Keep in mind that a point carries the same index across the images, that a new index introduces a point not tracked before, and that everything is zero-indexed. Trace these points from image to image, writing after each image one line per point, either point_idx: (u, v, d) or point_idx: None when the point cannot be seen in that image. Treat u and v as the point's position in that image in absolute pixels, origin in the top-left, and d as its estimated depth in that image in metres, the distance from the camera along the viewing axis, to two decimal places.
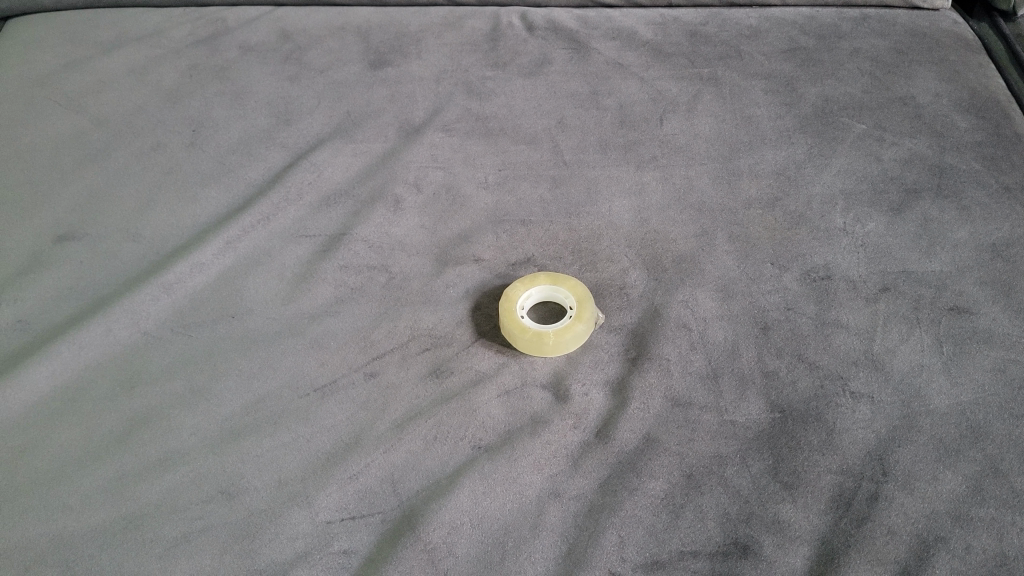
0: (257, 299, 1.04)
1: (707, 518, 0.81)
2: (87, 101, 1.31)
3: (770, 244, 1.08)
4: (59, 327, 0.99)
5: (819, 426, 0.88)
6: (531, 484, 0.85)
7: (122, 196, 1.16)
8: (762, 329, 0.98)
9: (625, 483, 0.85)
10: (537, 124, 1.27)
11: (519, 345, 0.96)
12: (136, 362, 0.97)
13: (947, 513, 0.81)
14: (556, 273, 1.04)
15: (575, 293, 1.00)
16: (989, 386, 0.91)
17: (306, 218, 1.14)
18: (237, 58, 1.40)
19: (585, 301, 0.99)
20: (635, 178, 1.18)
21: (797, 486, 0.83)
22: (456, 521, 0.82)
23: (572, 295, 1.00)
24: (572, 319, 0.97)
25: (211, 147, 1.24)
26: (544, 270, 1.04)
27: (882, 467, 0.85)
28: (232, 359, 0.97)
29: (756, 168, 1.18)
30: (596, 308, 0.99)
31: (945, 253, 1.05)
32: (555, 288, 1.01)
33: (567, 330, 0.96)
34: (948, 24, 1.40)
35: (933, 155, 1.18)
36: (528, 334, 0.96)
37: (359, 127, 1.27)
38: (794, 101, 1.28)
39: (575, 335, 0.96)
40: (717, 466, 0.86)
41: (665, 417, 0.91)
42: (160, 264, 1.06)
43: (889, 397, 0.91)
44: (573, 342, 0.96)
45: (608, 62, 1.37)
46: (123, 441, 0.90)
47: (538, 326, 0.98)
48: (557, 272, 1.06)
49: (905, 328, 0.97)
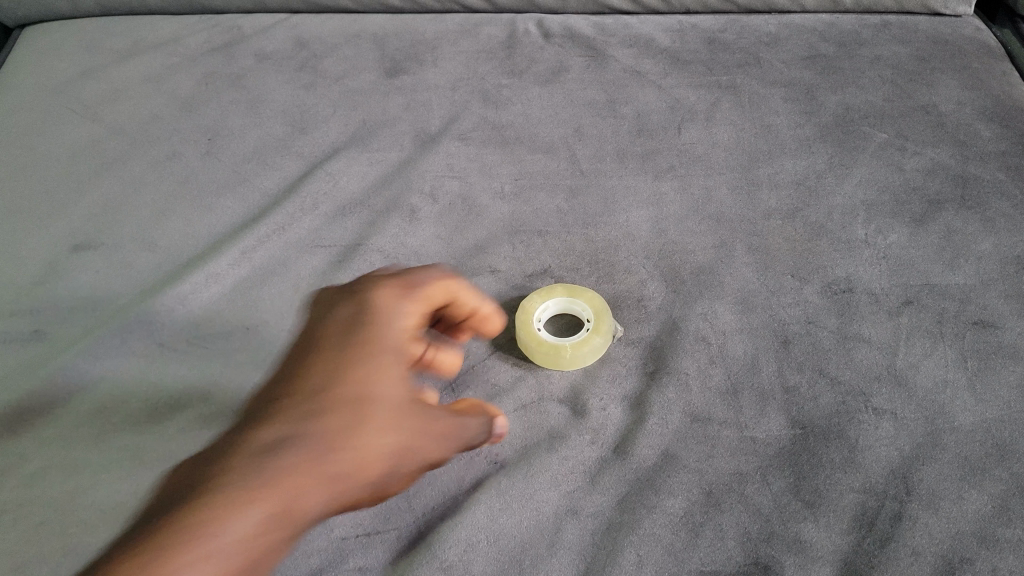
0: (272, 311, 1.04)
1: (727, 537, 0.81)
2: (103, 109, 1.31)
3: (791, 256, 1.06)
4: (76, 337, 1.00)
5: (841, 444, 0.87)
6: (549, 501, 0.85)
7: (137, 206, 1.16)
8: (782, 342, 0.97)
9: (644, 500, 0.84)
10: (554, 132, 1.24)
11: (535, 357, 0.96)
12: (152, 375, 0.98)
13: (973, 534, 0.80)
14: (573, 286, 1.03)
15: (593, 305, 0.99)
16: (1014, 403, 0.90)
17: (322, 228, 1.13)
18: (252, 65, 1.38)
19: (602, 314, 0.98)
20: (653, 188, 1.16)
21: (819, 505, 0.83)
22: (473, 538, 0.82)
23: (590, 307, 0.99)
24: (589, 331, 0.96)
25: (227, 155, 1.23)
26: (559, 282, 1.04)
27: (906, 485, 0.84)
28: (247, 373, 0.97)
29: (776, 178, 1.16)
30: (614, 320, 0.99)
31: (969, 266, 1.03)
32: (572, 301, 1.01)
33: (584, 343, 0.95)
34: (971, 30, 1.38)
35: (956, 165, 1.16)
36: (545, 346, 0.95)
37: (375, 136, 1.25)
38: (814, 110, 1.25)
39: (592, 348, 0.95)
40: (737, 483, 0.85)
41: (685, 432, 0.90)
42: (176, 275, 1.07)
43: (912, 414, 0.89)
44: (591, 355, 0.96)
45: (625, 70, 1.34)
46: (139, 455, 0.90)
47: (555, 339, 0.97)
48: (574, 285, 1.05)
49: (928, 342, 0.96)
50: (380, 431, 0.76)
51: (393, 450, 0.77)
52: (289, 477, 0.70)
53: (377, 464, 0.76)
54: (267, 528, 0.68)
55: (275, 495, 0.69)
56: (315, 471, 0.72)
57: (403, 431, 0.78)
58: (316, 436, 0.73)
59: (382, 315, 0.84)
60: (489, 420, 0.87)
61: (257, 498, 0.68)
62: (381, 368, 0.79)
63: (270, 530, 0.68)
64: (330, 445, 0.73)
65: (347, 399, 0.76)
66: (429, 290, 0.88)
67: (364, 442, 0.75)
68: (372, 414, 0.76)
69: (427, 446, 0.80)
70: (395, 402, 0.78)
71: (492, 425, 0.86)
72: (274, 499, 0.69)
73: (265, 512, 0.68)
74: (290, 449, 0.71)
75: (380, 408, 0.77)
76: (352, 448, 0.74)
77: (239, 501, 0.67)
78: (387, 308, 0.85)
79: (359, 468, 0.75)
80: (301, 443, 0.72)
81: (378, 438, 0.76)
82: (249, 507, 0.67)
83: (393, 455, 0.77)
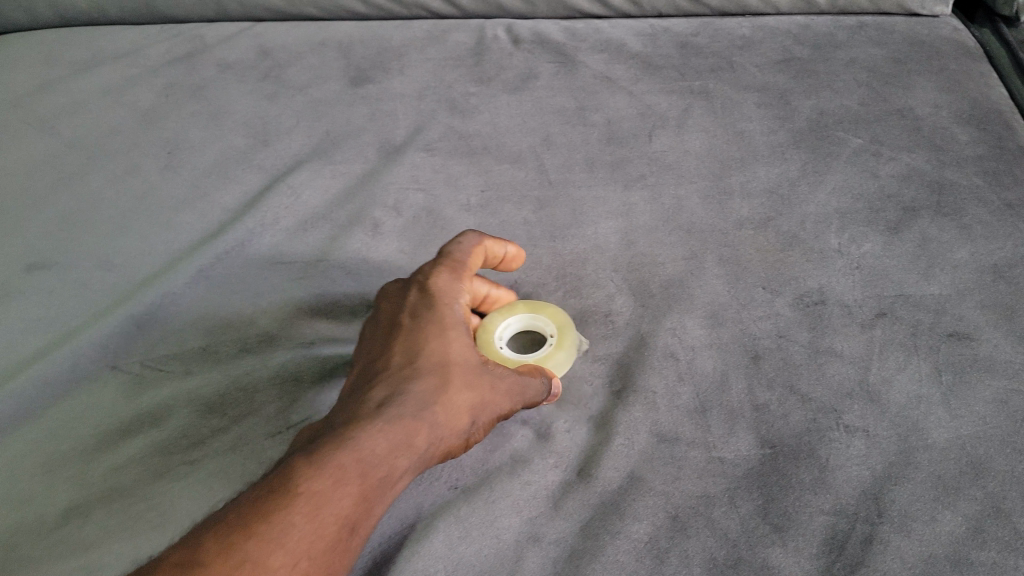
0: (229, 330, 1.01)
1: (693, 563, 0.78)
2: (61, 123, 1.27)
3: (762, 267, 1.03)
4: (27, 360, 0.98)
5: (811, 464, 0.85)
6: (509, 528, 0.82)
7: (93, 222, 1.14)
8: (752, 358, 0.94)
9: (608, 525, 0.82)
10: (522, 141, 1.22)
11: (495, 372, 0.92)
12: (104, 399, 0.95)
13: (947, 557, 0.77)
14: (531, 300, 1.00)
15: (555, 320, 0.97)
16: (990, 418, 0.87)
17: (283, 244, 1.10)
18: (214, 75, 1.34)
19: (565, 329, 0.96)
20: (622, 198, 1.13)
21: (788, 528, 0.80)
22: (430, 567, 0.79)
23: (552, 322, 0.96)
24: (552, 345, 0.94)
25: (187, 169, 1.20)
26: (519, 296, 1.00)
27: (877, 506, 0.81)
28: (202, 395, 0.94)
29: (748, 186, 1.13)
30: (576, 335, 0.96)
31: (944, 275, 1.01)
32: (533, 316, 0.97)
33: (547, 357, 0.93)
34: (948, 31, 1.35)
35: (932, 170, 1.13)
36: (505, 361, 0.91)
37: (339, 148, 1.22)
38: (788, 115, 1.22)
39: (555, 362, 0.93)
40: (703, 507, 0.82)
41: (651, 453, 0.87)
42: (131, 294, 1.04)
43: (885, 431, 0.87)
44: (554, 369, 0.93)
45: (596, 76, 1.31)
46: (84, 482, 0.87)
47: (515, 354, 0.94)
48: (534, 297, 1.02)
49: (902, 356, 0.93)
50: (462, 389, 0.77)
51: (477, 413, 0.78)
52: (395, 439, 0.70)
53: (461, 424, 0.76)
54: (382, 487, 0.68)
55: (377, 452, 0.69)
56: (411, 431, 0.72)
57: (487, 391, 0.79)
58: (403, 402, 0.74)
59: (439, 292, 0.85)
60: (549, 381, 0.87)
61: (369, 455, 0.68)
62: (445, 335, 0.80)
63: (378, 492, 0.68)
64: (418, 409, 0.73)
65: (427, 371, 0.77)
66: (463, 270, 0.90)
67: (447, 403, 0.75)
68: (452, 377, 0.77)
69: (506, 404, 0.81)
70: (470, 367, 0.79)
71: (549, 385, 0.86)
72: (384, 454, 0.69)
73: (374, 471, 0.68)
74: (383, 419, 0.72)
75: (457, 373, 0.78)
76: (436, 409, 0.74)
77: (356, 465, 0.67)
78: (443, 288, 0.86)
79: (450, 427, 0.75)
80: (393, 410, 0.73)
81: (463, 400, 0.76)
82: (368, 468, 0.68)
83: (478, 417, 0.78)
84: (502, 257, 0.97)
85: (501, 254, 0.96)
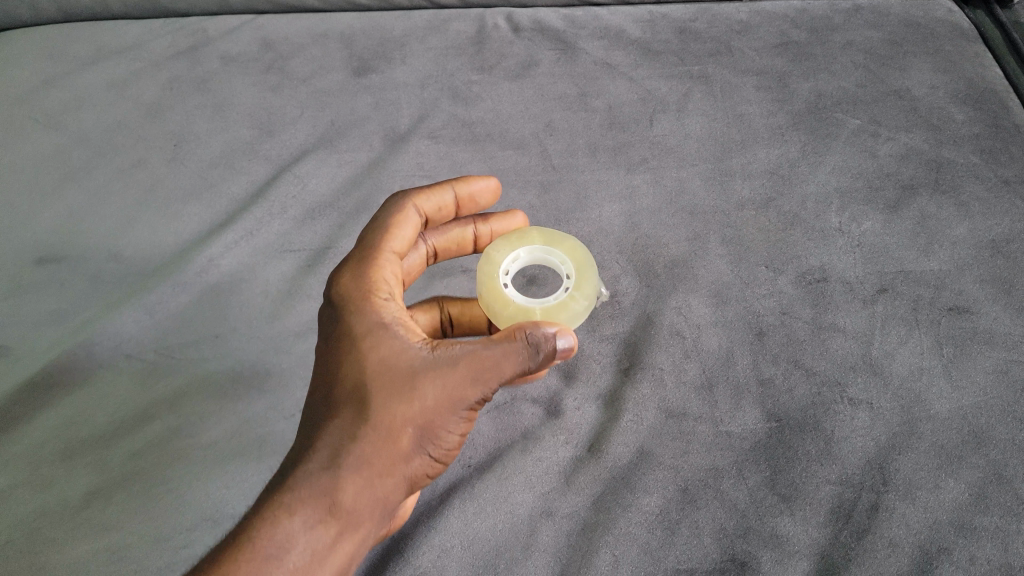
0: (242, 319, 1.04)
1: (704, 534, 0.81)
2: (67, 117, 1.28)
3: (765, 247, 1.05)
4: (42, 351, 0.99)
5: (816, 436, 0.87)
6: (522, 503, 0.85)
7: (101, 215, 1.15)
8: (757, 334, 0.96)
9: (619, 499, 0.84)
10: (525, 127, 1.22)
11: (499, 322, 0.86)
12: (120, 387, 0.98)
13: (951, 523, 0.80)
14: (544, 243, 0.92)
15: (575, 258, 0.90)
16: (990, 388, 0.89)
17: (291, 232, 1.12)
18: (217, 69, 1.33)
19: (584, 270, 0.89)
20: (625, 182, 1.14)
21: (796, 499, 0.82)
22: (447, 543, 0.82)
23: (572, 260, 0.90)
24: (570, 292, 0.86)
25: (193, 162, 1.21)
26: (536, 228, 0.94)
27: (882, 475, 0.83)
28: (218, 383, 0.98)
29: (748, 167, 1.14)
30: (598, 278, 0.89)
31: (944, 251, 1.02)
32: (550, 251, 0.91)
33: (563, 306, 0.85)
34: (943, 13, 1.34)
35: (930, 149, 1.14)
36: (512, 307, 0.86)
37: (344, 136, 1.23)
38: (786, 97, 1.23)
39: (572, 313, 0.85)
40: (713, 479, 0.84)
41: (659, 429, 0.89)
42: (144, 285, 1.06)
43: (888, 403, 0.89)
44: (572, 321, 0.85)
45: (596, 62, 1.30)
46: (107, 469, 0.91)
47: (527, 301, 0.87)
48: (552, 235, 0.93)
49: (904, 330, 0.95)
50: (389, 401, 0.70)
51: (417, 418, 0.71)
52: (315, 494, 0.68)
53: (401, 441, 0.70)
54: (316, 549, 0.66)
55: (299, 517, 0.67)
56: (333, 479, 0.68)
57: (423, 392, 0.71)
58: (324, 446, 0.70)
59: (358, 293, 0.78)
60: (521, 338, 0.72)
61: (289, 522, 0.66)
62: (361, 350, 0.73)
63: (316, 554, 0.66)
64: (340, 450, 0.69)
65: (345, 400, 0.72)
66: (383, 255, 0.84)
67: (372, 428, 0.70)
68: (374, 395, 0.71)
69: (462, 391, 0.71)
70: (398, 373, 0.71)
71: (516, 345, 0.72)
72: (307, 514, 0.67)
73: (300, 534, 0.66)
74: (304, 472, 0.69)
75: (378, 393, 0.71)
76: (360, 441, 0.70)
77: (274, 540, 0.65)
78: (356, 285, 0.79)
79: (384, 451, 0.70)
80: (311, 463, 0.69)
81: (392, 417, 0.70)
82: (291, 537, 0.66)
83: (422, 423, 0.71)
84: (456, 202, 0.93)
85: (450, 202, 0.93)
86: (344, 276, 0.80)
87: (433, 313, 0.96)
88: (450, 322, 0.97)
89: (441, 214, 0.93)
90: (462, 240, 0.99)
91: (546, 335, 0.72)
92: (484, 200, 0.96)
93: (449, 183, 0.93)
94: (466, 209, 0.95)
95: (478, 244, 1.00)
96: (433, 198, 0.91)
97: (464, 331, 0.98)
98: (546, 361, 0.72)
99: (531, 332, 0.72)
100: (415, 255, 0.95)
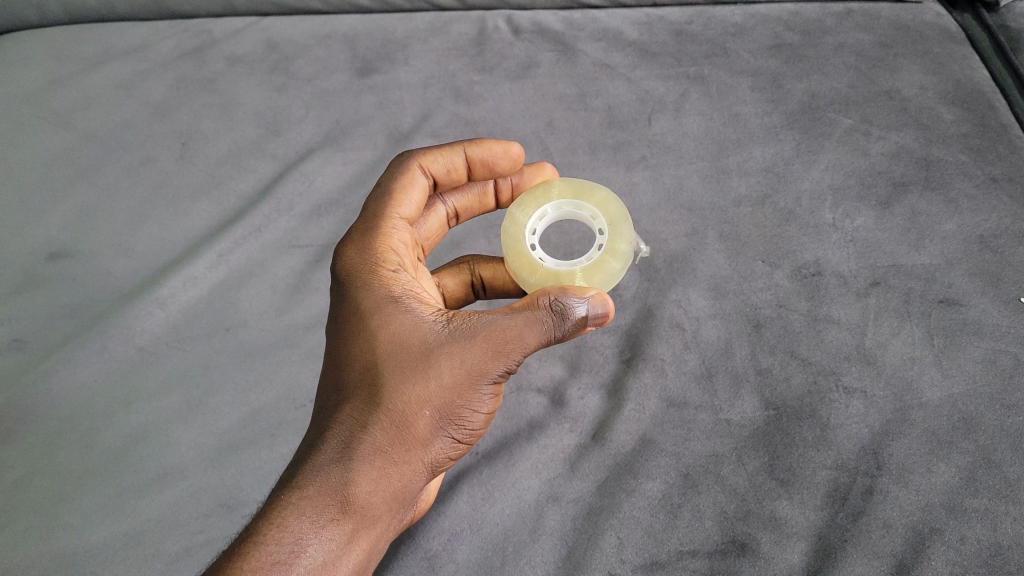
0: (253, 312, 1.06)
1: (704, 517, 0.85)
2: (75, 116, 1.30)
3: (761, 242, 1.08)
4: (56, 345, 1.02)
5: (813, 423, 0.90)
6: (529, 488, 0.89)
7: (111, 213, 1.17)
8: (754, 326, 0.99)
9: (623, 485, 0.88)
10: (526, 126, 1.25)
11: (528, 287, 0.85)
12: (134, 379, 1.01)
13: (942, 505, 0.83)
14: (576, 192, 0.89)
15: (609, 213, 0.87)
16: (979, 377, 0.92)
17: (298, 228, 1.14)
18: (223, 69, 1.35)
19: (619, 226, 0.86)
20: (624, 179, 1.17)
21: (793, 483, 0.86)
22: (456, 526, 0.87)
23: (603, 215, 0.87)
24: (604, 252, 0.84)
25: (202, 159, 1.24)
26: (565, 179, 0.91)
27: (877, 460, 0.87)
28: (229, 373, 1.01)
29: (744, 165, 1.17)
30: (633, 232, 0.86)
31: (933, 246, 1.05)
32: (579, 205, 0.88)
33: (596, 267, 0.83)
34: (932, 16, 1.30)
35: (920, 148, 1.16)
36: (540, 273, 0.84)
37: (348, 136, 1.25)
38: (780, 98, 1.24)
39: (607, 274, 0.83)
40: (713, 465, 0.88)
41: (660, 418, 0.92)
42: (155, 280, 1.08)
43: (882, 391, 0.92)
44: (606, 282, 0.83)
45: (595, 63, 1.31)
46: (123, 457, 0.94)
47: (557, 264, 0.85)
48: (585, 182, 0.90)
49: (895, 322, 0.98)
50: (404, 384, 0.72)
51: (434, 399, 0.72)
52: (328, 490, 0.68)
53: (417, 425, 0.72)
54: (330, 548, 0.67)
55: (309, 517, 0.67)
56: (346, 472, 0.69)
57: (438, 371, 0.72)
58: (336, 437, 0.71)
59: (365, 268, 0.79)
60: (544, 306, 0.73)
61: (297, 524, 0.67)
62: (371, 328, 0.75)
63: (335, 549, 0.67)
64: (353, 439, 0.71)
65: (357, 386, 0.73)
66: (389, 222, 0.85)
67: (387, 413, 0.71)
68: (389, 379, 0.72)
69: (482, 366, 0.72)
70: (411, 353, 0.73)
71: (539, 312, 0.73)
72: (318, 512, 0.67)
73: (311, 536, 0.66)
74: (315, 468, 0.70)
75: (392, 375, 0.72)
76: (374, 429, 0.71)
77: (285, 545, 0.66)
78: (364, 263, 0.80)
79: (400, 437, 0.71)
80: (322, 456, 0.71)
81: (407, 401, 0.71)
82: (301, 540, 0.66)
83: (438, 404, 0.72)
84: (468, 163, 0.94)
85: (461, 163, 0.93)
86: (349, 253, 0.82)
87: (462, 275, 0.97)
88: (481, 283, 0.98)
89: (451, 175, 0.94)
90: (483, 196, 1.01)
91: (573, 302, 0.73)
92: (503, 165, 0.95)
93: (459, 143, 0.93)
94: (482, 171, 0.95)
95: (499, 199, 1.02)
96: (442, 159, 0.92)
97: (494, 290, 0.99)
98: (572, 328, 0.73)
99: (557, 298, 0.73)
100: (433, 217, 0.98)
